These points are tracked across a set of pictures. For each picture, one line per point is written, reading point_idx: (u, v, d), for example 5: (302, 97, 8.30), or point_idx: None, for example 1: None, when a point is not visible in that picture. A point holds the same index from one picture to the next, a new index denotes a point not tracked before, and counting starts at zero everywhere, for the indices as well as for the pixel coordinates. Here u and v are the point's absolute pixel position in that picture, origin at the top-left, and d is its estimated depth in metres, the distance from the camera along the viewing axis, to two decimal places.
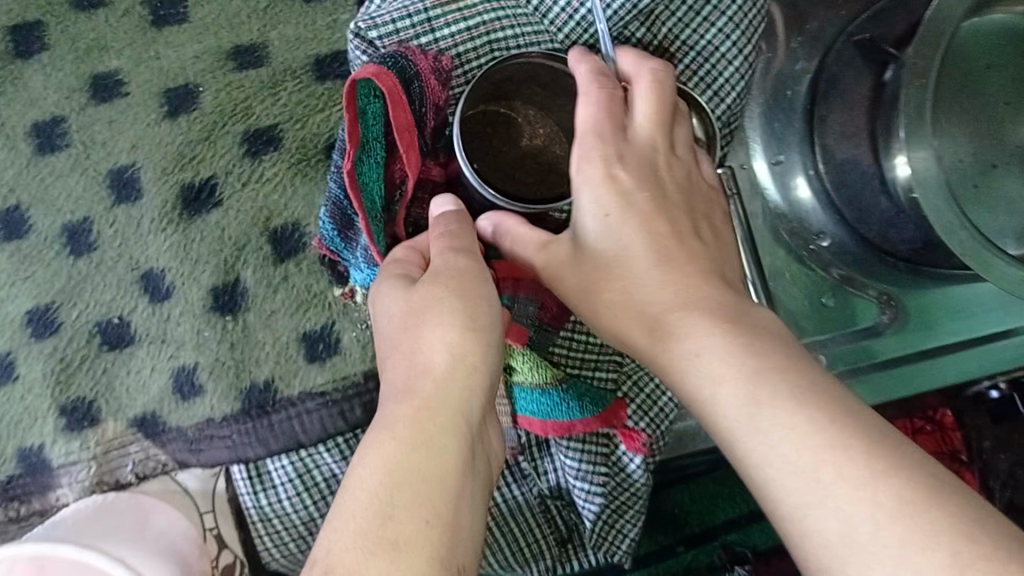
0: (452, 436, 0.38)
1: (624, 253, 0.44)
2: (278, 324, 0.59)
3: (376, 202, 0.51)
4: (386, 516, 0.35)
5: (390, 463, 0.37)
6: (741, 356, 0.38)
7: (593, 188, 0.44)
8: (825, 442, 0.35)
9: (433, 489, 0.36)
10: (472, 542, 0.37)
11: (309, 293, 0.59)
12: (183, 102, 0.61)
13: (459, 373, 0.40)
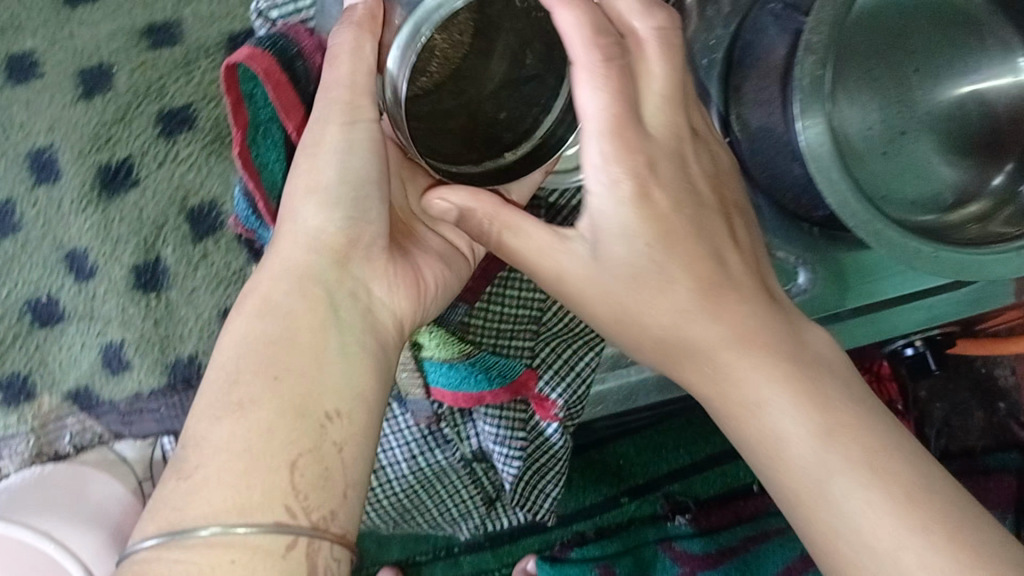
0: (300, 297, 0.38)
1: (665, 286, 0.40)
2: (200, 301, 0.58)
3: (281, 183, 0.49)
4: (234, 382, 0.36)
5: (251, 332, 0.37)
6: (809, 409, 0.39)
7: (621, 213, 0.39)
8: (865, 465, 0.38)
9: (288, 352, 0.37)
10: (341, 388, 0.37)
11: (227, 270, 0.58)
12: (98, 81, 0.61)
13: (330, 219, 0.40)
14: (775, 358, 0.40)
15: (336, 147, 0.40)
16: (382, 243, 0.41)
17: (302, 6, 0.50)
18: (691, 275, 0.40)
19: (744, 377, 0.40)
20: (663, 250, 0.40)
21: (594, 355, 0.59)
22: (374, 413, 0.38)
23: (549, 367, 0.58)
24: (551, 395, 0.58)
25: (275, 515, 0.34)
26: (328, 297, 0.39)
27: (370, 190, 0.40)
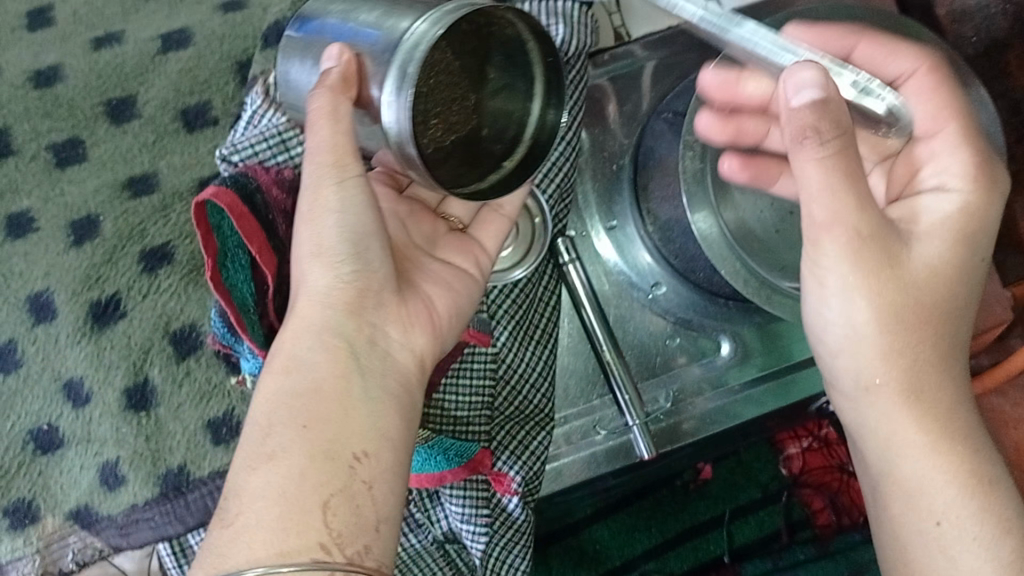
0: (321, 349, 0.45)
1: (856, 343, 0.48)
2: (186, 415, 0.63)
3: (250, 299, 0.56)
4: (267, 433, 0.43)
5: (279, 388, 0.44)
6: (928, 425, 0.47)
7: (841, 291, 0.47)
8: (967, 502, 0.46)
9: (316, 403, 0.44)
10: (364, 432, 0.44)
11: (209, 384, 0.64)
12: (87, 231, 0.65)
13: (339, 275, 0.46)
14: (956, 409, 0.47)
15: (332, 206, 0.45)
16: (389, 291, 0.48)
17: (260, 149, 0.58)
18: (933, 339, 0.47)
19: (910, 437, 0.47)
20: (925, 336, 0.47)
21: (546, 435, 0.66)
22: (396, 452, 0.45)
23: (506, 449, 0.65)
24: (508, 470, 0.65)
25: (312, 555, 0.40)
26: (352, 344, 0.46)
27: (368, 240, 0.46)
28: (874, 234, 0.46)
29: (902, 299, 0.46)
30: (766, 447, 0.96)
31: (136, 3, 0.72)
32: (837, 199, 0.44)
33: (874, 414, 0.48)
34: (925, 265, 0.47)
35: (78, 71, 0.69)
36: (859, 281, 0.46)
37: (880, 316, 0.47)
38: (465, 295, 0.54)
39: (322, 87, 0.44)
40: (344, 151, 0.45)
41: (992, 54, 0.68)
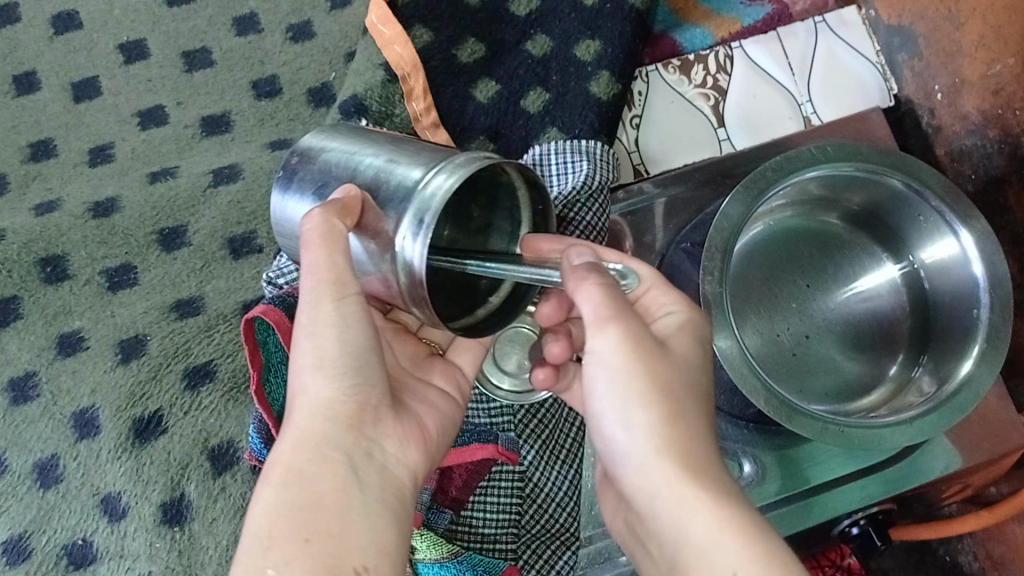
0: (320, 462, 0.45)
1: (619, 443, 0.46)
2: (219, 529, 0.64)
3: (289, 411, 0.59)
4: (268, 547, 0.43)
5: (279, 499, 0.44)
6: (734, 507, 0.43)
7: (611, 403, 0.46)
8: None
9: (315, 516, 0.44)
10: (366, 546, 0.44)
11: (244, 499, 0.65)
12: (134, 350, 0.68)
13: (339, 389, 0.47)
14: (727, 506, 0.43)
15: (332, 323, 0.46)
16: (384, 408, 0.49)
17: None
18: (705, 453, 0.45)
19: (705, 540, 0.42)
20: (678, 447, 0.44)
21: (571, 553, 0.67)
22: (394, 566, 0.45)
23: (532, 567, 0.65)
24: None
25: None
26: (351, 456, 0.47)
27: (365, 355, 0.47)
28: (632, 353, 0.46)
29: (654, 398, 0.46)
30: None
31: (191, 141, 0.79)
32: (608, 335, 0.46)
33: (674, 517, 0.43)
34: (670, 376, 0.46)
35: (133, 201, 0.73)
36: (628, 393, 0.46)
37: (634, 422, 0.45)
38: (449, 414, 0.57)
39: (320, 209, 0.46)
40: (345, 275, 0.47)
41: (992, 187, 0.71)
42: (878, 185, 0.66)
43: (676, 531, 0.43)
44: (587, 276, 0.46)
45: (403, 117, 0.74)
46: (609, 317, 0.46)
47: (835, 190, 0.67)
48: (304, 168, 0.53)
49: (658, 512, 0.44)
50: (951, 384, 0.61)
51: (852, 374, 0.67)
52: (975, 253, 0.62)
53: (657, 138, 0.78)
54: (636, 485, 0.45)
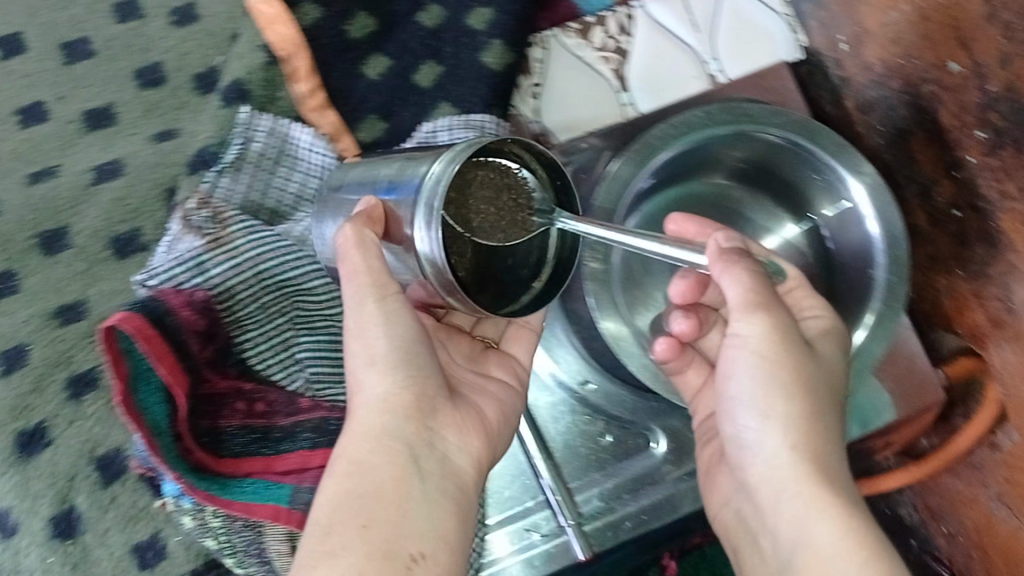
0: (381, 453, 0.49)
1: (742, 436, 0.53)
2: (111, 540, 0.64)
3: (163, 422, 0.56)
4: (329, 532, 0.46)
5: (341, 489, 0.48)
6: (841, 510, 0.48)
7: (748, 398, 0.52)
8: None
9: (373, 506, 0.47)
10: (422, 534, 0.48)
11: (136, 508, 0.65)
12: (16, 360, 0.64)
13: (394, 382, 0.50)
14: (851, 509, 0.48)
15: (377, 322, 0.49)
16: (443, 407, 0.52)
17: (178, 274, 0.59)
18: (835, 456, 0.51)
19: (823, 540, 0.47)
20: (808, 450, 0.50)
21: (478, 543, 0.65)
22: (450, 554, 0.49)
23: None
24: None
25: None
26: (412, 448, 0.50)
27: (412, 351, 0.50)
28: (770, 349, 0.51)
29: (809, 398, 0.51)
30: None
31: (74, 136, 0.75)
32: (755, 335, 0.51)
33: (801, 514, 0.49)
34: (800, 373, 0.51)
35: (12, 205, 0.70)
36: (774, 383, 0.51)
37: (768, 419, 0.51)
38: (506, 400, 0.59)
39: (350, 224, 0.50)
40: (383, 275, 0.49)
41: (898, 140, 0.69)
42: (756, 143, 0.63)
43: (797, 524, 0.49)
44: (733, 263, 0.50)
45: (287, 100, 0.70)
46: (755, 304, 0.50)
47: (702, 159, 0.65)
48: (344, 199, 0.58)
49: (778, 506, 0.50)
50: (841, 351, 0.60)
51: None
52: (869, 209, 0.60)
53: (559, 104, 0.74)
54: (765, 477, 0.51)
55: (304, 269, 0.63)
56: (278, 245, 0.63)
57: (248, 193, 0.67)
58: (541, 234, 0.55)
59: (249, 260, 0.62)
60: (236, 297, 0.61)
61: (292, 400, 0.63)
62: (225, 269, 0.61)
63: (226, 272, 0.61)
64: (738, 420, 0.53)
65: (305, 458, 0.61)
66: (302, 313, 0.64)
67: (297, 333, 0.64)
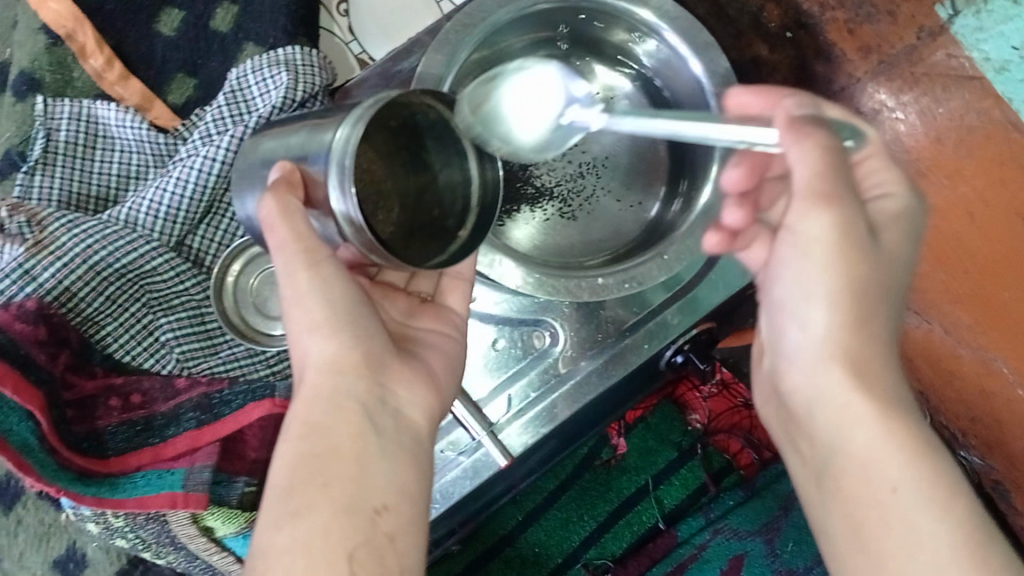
0: (336, 413, 0.45)
1: (800, 327, 0.45)
2: (30, 561, 0.63)
3: (32, 439, 0.55)
4: (289, 491, 0.42)
5: (297, 453, 0.44)
6: (882, 415, 0.43)
7: (801, 283, 0.45)
8: (927, 487, 0.41)
9: (335, 462, 0.44)
10: (384, 486, 0.44)
11: (45, 525, 0.63)
12: None
13: (342, 342, 0.46)
14: (888, 411, 0.43)
15: (313, 288, 0.45)
16: (402, 372, 0.49)
17: (5, 287, 0.57)
18: (878, 348, 0.45)
19: (857, 445, 0.43)
20: (850, 340, 0.44)
21: None
22: (414, 506, 0.45)
23: None
24: None
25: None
26: (367, 405, 0.46)
27: (354, 313, 0.46)
28: (833, 244, 0.43)
29: (862, 288, 0.44)
30: (671, 407, 0.97)
31: None
32: (819, 226, 0.42)
33: (829, 404, 0.44)
34: (865, 274, 0.43)
35: None
36: (815, 273, 0.44)
37: (823, 311, 0.44)
38: (451, 354, 0.54)
39: (270, 195, 0.45)
40: (312, 243, 0.45)
41: None
42: (562, 11, 0.61)
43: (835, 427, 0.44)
44: (805, 134, 0.42)
45: (85, 79, 0.67)
46: (822, 196, 0.42)
47: (500, 52, 0.62)
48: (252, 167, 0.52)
49: (814, 412, 0.45)
50: (693, 214, 0.61)
51: (611, 211, 0.65)
52: (685, 49, 0.59)
53: (370, 18, 0.72)
54: (807, 356, 0.45)
55: (141, 250, 0.61)
56: (106, 233, 0.60)
57: (67, 185, 0.63)
58: (461, 183, 0.49)
59: (77, 256, 0.59)
60: (78, 297, 0.59)
61: (168, 383, 0.61)
62: (51, 270, 0.58)
63: (54, 274, 0.58)
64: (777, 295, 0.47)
65: (194, 439, 0.60)
66: (153, 295, 0.62)
67: (155, 316, 0.62)
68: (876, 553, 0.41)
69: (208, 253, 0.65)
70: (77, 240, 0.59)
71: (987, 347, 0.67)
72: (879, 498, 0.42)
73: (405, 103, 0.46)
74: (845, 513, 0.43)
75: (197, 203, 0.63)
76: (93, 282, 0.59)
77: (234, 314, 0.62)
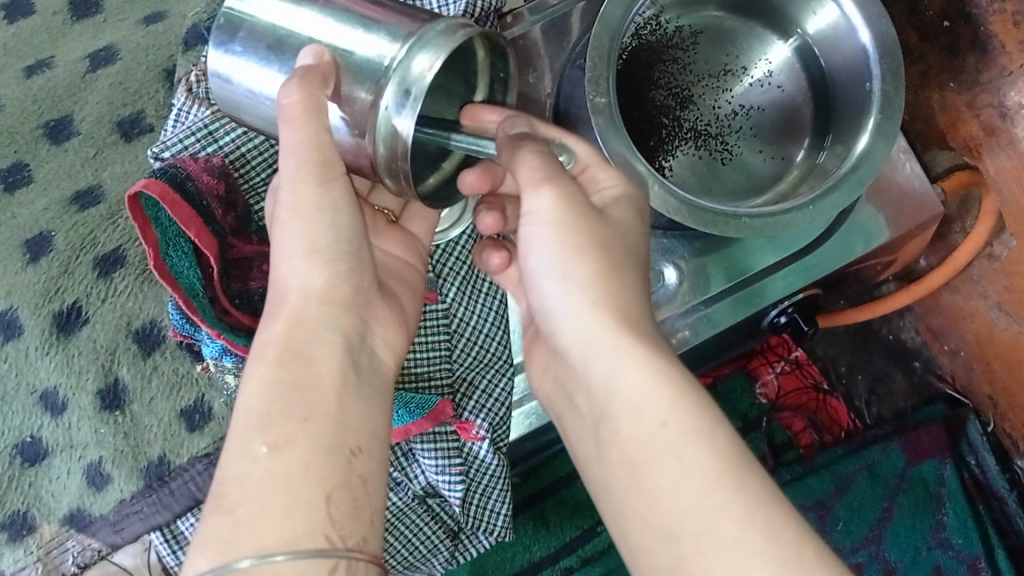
0: (320, 345, 0.45)
1: (563, 294, 0.45)
2: (159, 407, 0.67)
3: (197, 283, 0.58)
4: (268, 423, 0.42)
5: (269, 378, 0.43)
6: (685, 398, 0.41)
7: (550, 255, 0.46)
8: (731, 485, 0.39)
9: (305, 394, 0.43)
10: (360, 428, 0.44)
11: (178, 375, 0.67)
12: (41, 248, 0.68)
13: (334, 273, 0.47)
14: (687, 397, 0.41)
15: (323, 209, 0.46)
16: (378, 308, 0.50)
17: (189, 144, 0.62)
18: (654, 331, 0.44)
19: (644, 425, 0.41)
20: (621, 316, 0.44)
21: (508, 380, 0.68)
22: (382, 450, 0.45)
23: (471, 397, 0.67)
24: (473, 417, 0.67)
25: (316, 544, 0.39)
26: (348, 340, 0.47)
27: (353, 239, 0.47)
28: (567, 223, 0.46)
29: (592, 272, 0.45)
30: (742, 378, 1.02)
31: (62, 28, 0.76)
32: (538, 210, 0.46)
33: (607, 367, 0.43)
34: (576, 265, 0.45)
35: (12, 98, 0.73)
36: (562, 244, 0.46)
37: (572, 288, 0.45)
38: (412, 287, 0.57)
39: (297, 81, 0.43)
40: (329, 153, 0.45)
41: None
42: None
43: (611, 401, 0.42)
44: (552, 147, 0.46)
45: None
46: (544, 179, 0.45)
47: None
48: (252, 28, 0.47)
49: (600, 407, 0.43)
50: (848, 159, 0.61)
51: (753, 162, 0.68)
52: (858, 18, 0.62)
53: None
54: (571, 340, 0.45)
55: None
56: None
57: None
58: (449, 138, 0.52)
59: None
60: (250, 164, 0.63)
61: None
62: (232, 135, 0.62)
63: (234, 139, 0.62)
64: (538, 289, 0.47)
65: None
66: None
67: None
68: (663, 541, 0.39)
69: None
70: None
71: None
72: (657, 438, 0.40)
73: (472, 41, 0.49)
74: (616, 480, 0.42)
75: None
76: (266, 152, 0.63)
77: None
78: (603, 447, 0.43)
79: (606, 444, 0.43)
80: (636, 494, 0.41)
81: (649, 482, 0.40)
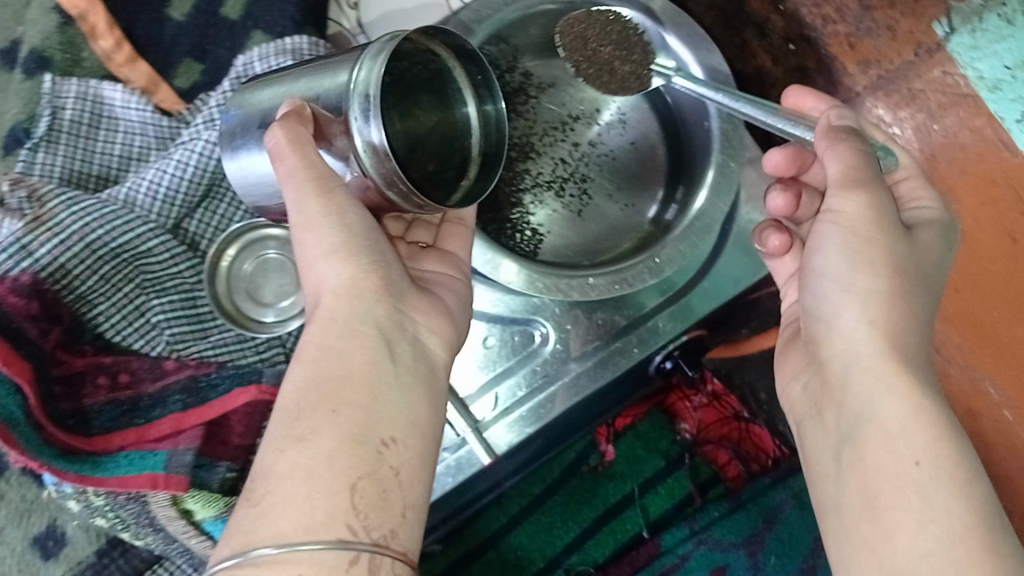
0: (351, 341, 0.45)
1: (823, 301, 0.49)
2: (9, 536, 0.63)
3: (17, 412, 0.55)
4: (297, 418, 0.43)
5: (311, 375, 0.44)
6: (931, 412, 0.44)
7: (828, 258, 0.48)
8: (959, 504, 0.42)
9: (348, 389, 0.44)
10: (395, 418, 0.44)
11: (26, 501, 0.64)
12: None
13: (357, 266, 0.46)
14: (931, 414, 0.44)
15: (321, 215, 0.45)
16: (429, 308, 0.50)
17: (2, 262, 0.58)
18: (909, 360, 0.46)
19: (887, 423, 0.45)
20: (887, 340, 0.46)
21: None
22: (424, 442, 0.46)
23: None
24: None
25: (337, 533, 0.40)
26: (383, 331, 0.46)
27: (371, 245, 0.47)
28: (867, 234, 0.46)
29: (891, 281, 0.46)
30: (660, 416, 0.99)
31: None
32: (839, 219, 0.47)
33: (868, 387, 0.46)
34: (837, 281, 0.48)
35: None
36: (852, 256, 0.47)
37: (850, 293, 0.47)
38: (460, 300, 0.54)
39: (278, 125, 0.45)
40: (322, 169, 0.45)
41: None
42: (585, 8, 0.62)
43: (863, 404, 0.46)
44: (839, 143, 0.46)
45: (93, 59, 0.67)
46: (855, 183, 0.46)
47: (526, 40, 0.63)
48: (247, 116, 0.52)
49: (858, 405, 0.46)
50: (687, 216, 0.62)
51: (609, 211, 0.66)
52: (686, 53, 0.62)
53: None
54: (841, 351, 0.48)
55: (136, 231, 0.61)
56: (105, 212, 0.61)
57: (69, 163, 0.64)
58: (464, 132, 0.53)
59: (74, 234, 0.59)
60: (73, 274, 0.60)
61: (156, 364, 0.61)
62: (47, 247, 0.59)
63: (51, 250, 0.59)
64: (816, 292, 0.50)
65: (177, 422, 0.59)
66: (146, 276, 0.63)
67: (147, 298, 0.62)
68: (844, 525, 0.45)
69: (203, 238, 0.66)
70: (76, 217, 0.60)
71: (975, 366, 0.64)
72: (906, 474, 0.43)
73: (423, 49, 0.50)
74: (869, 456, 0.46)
75: (194, 186, 0.64)
76: (89, 260, 0.60)
77: (226, 298, 0.63)
78: (842, 439, 0.47)
79: (849, 462, 0.46)
80: (861, 481, 0.45)
81: (874, 479, 0.44)
